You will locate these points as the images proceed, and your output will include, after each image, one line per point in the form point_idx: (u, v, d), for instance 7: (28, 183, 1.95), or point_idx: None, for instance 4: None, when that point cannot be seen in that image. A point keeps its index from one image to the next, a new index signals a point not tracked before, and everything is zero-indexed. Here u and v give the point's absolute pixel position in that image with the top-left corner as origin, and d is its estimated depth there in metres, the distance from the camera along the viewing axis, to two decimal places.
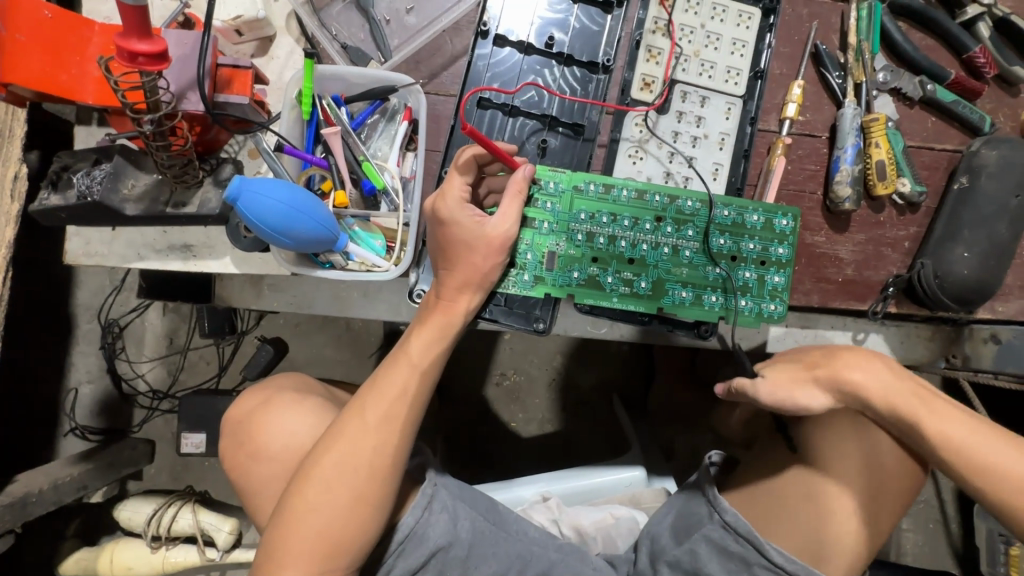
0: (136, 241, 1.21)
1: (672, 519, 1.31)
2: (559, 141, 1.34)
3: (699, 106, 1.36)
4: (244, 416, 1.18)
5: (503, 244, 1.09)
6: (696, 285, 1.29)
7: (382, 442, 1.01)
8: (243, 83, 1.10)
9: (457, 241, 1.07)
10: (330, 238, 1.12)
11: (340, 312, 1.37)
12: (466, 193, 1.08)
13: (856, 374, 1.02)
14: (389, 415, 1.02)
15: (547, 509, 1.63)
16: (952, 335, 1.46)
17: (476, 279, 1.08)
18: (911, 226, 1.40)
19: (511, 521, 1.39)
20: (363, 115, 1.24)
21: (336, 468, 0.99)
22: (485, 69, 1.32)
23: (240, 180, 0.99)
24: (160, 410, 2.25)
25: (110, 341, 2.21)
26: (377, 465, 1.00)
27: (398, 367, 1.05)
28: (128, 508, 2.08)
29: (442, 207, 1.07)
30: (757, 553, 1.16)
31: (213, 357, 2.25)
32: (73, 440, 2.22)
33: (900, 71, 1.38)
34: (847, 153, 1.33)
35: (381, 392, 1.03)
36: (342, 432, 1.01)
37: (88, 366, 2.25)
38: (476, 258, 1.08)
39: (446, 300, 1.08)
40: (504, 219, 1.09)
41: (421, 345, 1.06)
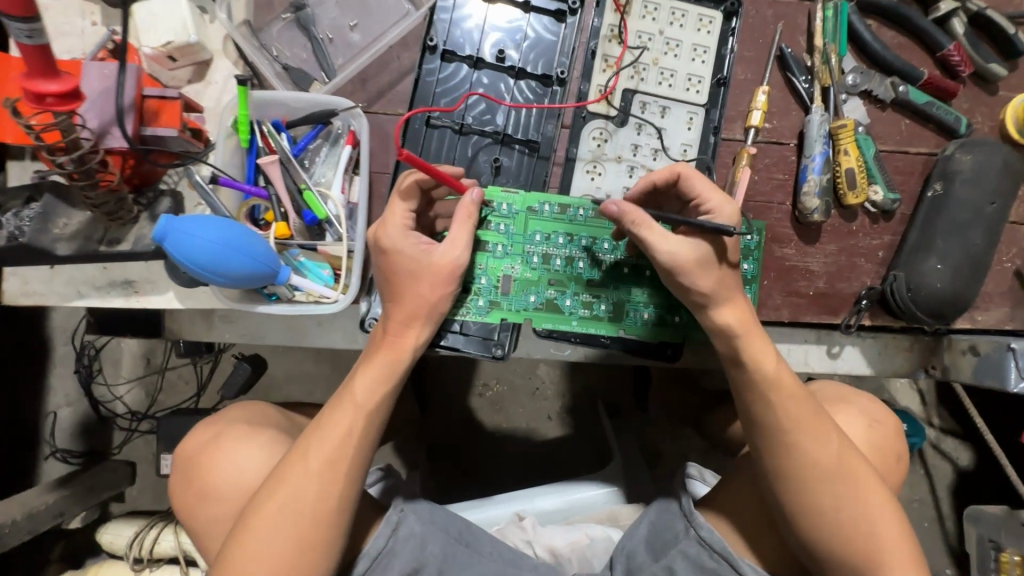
0: (76, 278, 1.17)
1: (648, 532, 1.25)
2: (514, 160, 1.29)
3: (659, 117, 1.31)
4: (195, 451, 1.14)
5: (453, 272, 1.02)
6: (658, 305, 1.25)
7: (326, 487, 0.97)
8: (172, 115, 1.06)
9: (402, 271, 1.01)
10: (270, 272, 1.08)
11: (295, 342, 1.32)
12: (409, 220, 1.02)
13: (800, 432, 1.02)
14: (333, 459, 0.98)
15: (522, 529, 1.57)
16: (931, 345, 1.40)
17: (423, 309, 1.02)
18: (885, 235, 1.34)
19: (484, 542, 1.29)
20: (305, 140, 1.19)
21: (277, 516, 0.95)
22: (434, 86, 1.27)
23: (167, 220, 0.97)
24: (139, 432, 2.20)
25: (85, 362, 2.14)
26: (322, 511, 0.96)
27: (342, 409, 1.00)
28: (110, 532, 1.98)
29: (383, 237, 1.01)
30: (731, 569, 1.13)
31: (191, 377, 2.22)
32: (54, 464, 2.17)
33: (870, 72, 1.32)
34: (815, 162, 1.28)
35: (324, 436, 0.98)
36: (284, 478, 0.97)
37: (65, 389, 2.18)
38: (422, 288, 1.01)
39: (392, 336, 1.02)
40: (454, 246, 1.02)
41: (366, 387, 1.01)
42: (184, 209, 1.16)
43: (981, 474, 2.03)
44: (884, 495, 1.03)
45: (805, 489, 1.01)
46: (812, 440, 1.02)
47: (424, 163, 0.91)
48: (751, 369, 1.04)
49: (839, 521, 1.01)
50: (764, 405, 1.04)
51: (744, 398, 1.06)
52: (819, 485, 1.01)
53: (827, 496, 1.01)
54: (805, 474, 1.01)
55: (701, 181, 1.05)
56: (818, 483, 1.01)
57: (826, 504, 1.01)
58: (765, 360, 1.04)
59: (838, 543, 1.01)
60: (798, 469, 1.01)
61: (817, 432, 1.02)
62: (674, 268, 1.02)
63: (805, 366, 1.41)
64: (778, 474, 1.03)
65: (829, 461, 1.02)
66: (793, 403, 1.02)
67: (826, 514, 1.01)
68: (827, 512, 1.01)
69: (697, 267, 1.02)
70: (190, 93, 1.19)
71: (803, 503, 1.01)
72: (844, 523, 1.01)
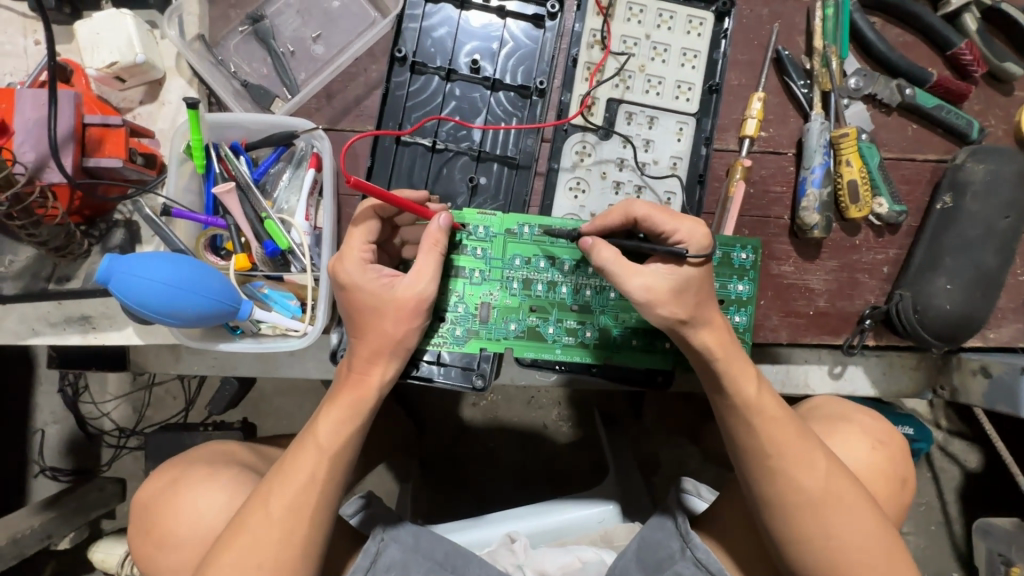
0: (28, 315, 1.10)
1: (637, 550, 1.17)
2: (492, 178, 1.21)
3: (646, 128, 1.23)
4: (152, 497, 1.11)
5: (418, 304, 0.98)
6: (646, 331, 1.16)
7: (287, 537, 0.91)
8: (117, 144, 1.00)
9: (365, 306, 0.98)
10: (229, 308, 1.00)
11: (265, 372, 1.26)
12: (367, 253, 1.00)
13: (785, 457, 0.95)
14: (294, 508, 0.92)
15: (512, 551, 1.34)
16: (939, 364, 1.32)
17: (388, 346, 0.98)
18: (890, 249, 1.26)
19: (473, 564, 1.17)
20: (266, 163, 1.13)
21: (235, 568, 0.90)
22: (404, 100, 1.18)
23: (110, 260, 0.90)
24: (129, 448, 1.93)
25: (69, 380, 1.90)
26: (284, 560, 0.91)
27: (305, 452, 0.95)
28: (101, 550, 1.77)
29: (341, 271, 0.99)
30: None
31: (179, 391, 1.94)
32: (44, 482, 1.95)
33: (874, 75, 1.22)
34: (815, 174, 1.19)
35: (286, 480, 0.94)
36: (243, 526, 0.92)
37: (53, 406, 1.97)
38: (386, 325, 0.97)
39: (356, 373, 0.99)
40: (419, 278, 0.98)
41: (329, 428, 0.96)
42: (139, 242, 1.08)
43: (988, 480, 1.93)
44: (879, 520, 0.96)
45: (792, 518, 0.95)
46: (798, 465, 0.95)
47: (375, 187, 0.84)
48: (731, 393, 0.98)
49: (830, 551, 0.94)
50: (747, 431, 0.97)
51: (727, 423, 0.99)
52: (807, 514, 0.94)
53: (815, 524, 0.94)
54: (792, 504, 0.94)
55: (658, 215, 0.97)
56: (807, 511, 0.94)
57: (815, 532, 0.94)
58: (752, 386, 0.98)
59: (831, 573, 0.94)
60: (785, 497, 0.94)
61: (802, 455, 0.95)
62: (652, 301, 0.94)
63: (806, 388, 1.33)
64: (766, 503, 0.96)
65: (817, 488, 0.95)
66: (775, 427, 0.96)
67: (816, 543, 0.94)
68: (818, 539, 0.94)
69: (673, 295, 0.94)
70: (142, 115, 1.12)
71: (791, 532, 0.95)
72: (836, 551, 0.94)
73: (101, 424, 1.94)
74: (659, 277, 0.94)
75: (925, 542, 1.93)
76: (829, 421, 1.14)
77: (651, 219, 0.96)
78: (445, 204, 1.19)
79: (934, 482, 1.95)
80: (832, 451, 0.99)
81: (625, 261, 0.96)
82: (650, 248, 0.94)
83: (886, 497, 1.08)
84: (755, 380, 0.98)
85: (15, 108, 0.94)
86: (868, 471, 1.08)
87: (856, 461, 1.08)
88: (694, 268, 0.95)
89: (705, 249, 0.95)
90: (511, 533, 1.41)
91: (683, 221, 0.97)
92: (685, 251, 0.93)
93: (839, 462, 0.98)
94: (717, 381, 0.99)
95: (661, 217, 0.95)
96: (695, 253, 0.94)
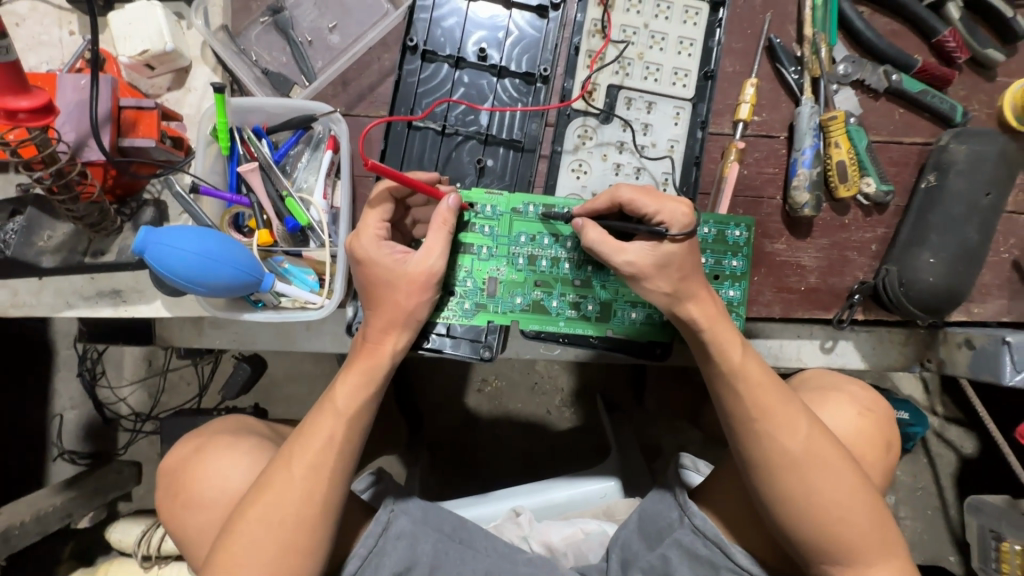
0: (63, 289, 1.16)
1: (639, 521, 1.25)
2: (499, 160, 1.27)
3: (645, 112, 1.29)
4: (178, 465, 1.18)
5: (428, 280, 1.04)
6: (646, 304, 1.22)
7: (308, 494, 0.98)
8: (149, 126, 1.07)
9: (380, 280, 1.04)
10: (253, 280, 1.07)
11: (285, 346, 1.33)
12: (382, 230, 1.06)
13: (770, 421, 1.01)
14: (314, 467, 0.99)
15: (517, 524, 1.40)
16: (927, 339, 1.38)
17: (401, 317, 1.04)
18: (878, 228, 1.32)
19: (479, 537, 1.24)
20: (286, 145, 1.20)
21: (261, 522, 0.97)
22: (415, 86, 1.25)
23: (146, 233, 0.96)
24: (144, 433, 1.98)
25: (88, 365, 1.95)
26: (306, 513, 0.98)
27: (323, 415, 1.02)
28: (119, 530, 1.78)
29: (358, 248, 1.05)
30: (724, 554, 1.15)
31: (194, 376, 2.00)
32: (63, 465, 1.99)
33: (862, 61, 1.29)
34: (805, 155, 1.25)
35: (306, 442, 1.00)
36: (268, 485, 0.99)
37: (71, 391, 2.02)
38: (400, 297, 1.04)
39: (371, 342, 1.05)
40: (429, 254, 1.04)
41: (346, 395, 1.03)
42: (167, 219, 1.15)
43: (986, 464, 1.98)
44: (858, 480, 1.02)
45: (777, 478, 1.00)
46: (782, 429, 1.01)
47: (391, 169, 0.90)
48: (719, 361, 1.04)
49: (812, 508, 1.00)
50: (736, 397, 1.03)
51: (716, 390, 1.06)
52: (791, 473, 1.00)
53: (798, 483, 1.00)
54: (776, 464, 1.00)
55: (642, 199, 1.01)
56: (790, 470, 1.00)
57: (798, 490, 1.00)
58: (741, 354, 1.04)
59: (813, 529, 1.00)
60: (770, 458, 1.00)
61: (787, 419, 1.01)
62: (635, 274, 1.02)
63: (799, 362, 1.38)
64: (754, 465, 1.02)
65: (800, 449, 1.01)
66: (761, 392, 1.02)
67: (799, 501, 1.00)
68: (801, 498, 1.00)
69: (656, 268, 1.01)
70: (170, 100, 1.19)
71: (776, 491, 1.00)
72: (818, 508, 1.00)
73: (118, 408, 1.99)
74: (642, 252, 1.01)
75: (921, 522, 1.98)
76: (817, 391, 1.20)
77: (636, 203, 1.02)
78: (454, 184, 1.26)
79: (931, 467, 2.01)
80: (815, 416, 1.05)
81: (611, 240, 1.03)
82: (633, 228, 1.01)
83: (872, 462, 1.13)
84: (742, 348, 1.04)
85: (57, 92, 1.03)
86: (854, 436, 1.14)
87: (842, 427, 1.14)
88: (677, 245, 1.01)
89: (687, 228, 1.01)
90: (515, 508, 1.48)
91: (666, 202, 1.02)
92: (667, 230, 1.00)
93: (821, 426, 1.04)
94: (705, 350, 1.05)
95: (646, 200, 1.01)
96: (678, 232, 1.00)
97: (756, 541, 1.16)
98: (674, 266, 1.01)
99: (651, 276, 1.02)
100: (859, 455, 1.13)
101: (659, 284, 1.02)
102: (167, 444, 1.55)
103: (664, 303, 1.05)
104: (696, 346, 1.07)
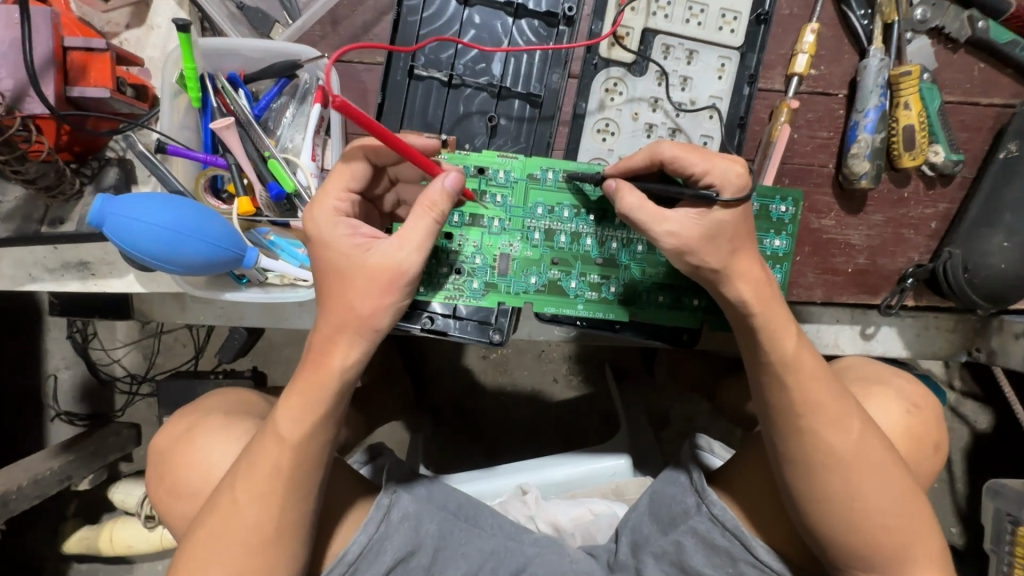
0: (25, 260, 1.05)
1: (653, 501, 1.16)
2: (513, 116, 1.11)
3: (684, 63, 1.11)
4: (170, 444, 1.09)
5: (391, 278, 0.78)
6: (673, 286, 1.09)
7: (258, 523, 0.83)
8: (102, 72, 0.90)
9: (332, 270, 0.81)
10: (232, 257, 0.93)
11: (275, 323, 1.22)
12: (343, 203, 0.84)
13: (817, 418, 0.89)
14: (261, 494, 0.83)
15: (523, 502, 1.31)
16: (977, 326, 1.26)
17: (352, 323, 0.79)
18: (940, 203, 1.17)
19: (485, 513, 1.14)
20: (267, 98, 1.03)
21: (210, 546, 0.84)
22: (417, 27, 1.07)
23: (104, 202, 0.83)
24: (141, 395, 1.82)
25: (77, 327, 1.76)
26: (255, 540, 0.83)
27: (268, 441, 0.83)
28: (121, 490, 1.70)
29: (311, 223, 0.83)
30: (742, 547, 1.04)
31: (188, 338, 1.83)
32: (60, 426, 1.84)
33: (943, 4, 1.09)
34: (868, 118, 1.08)
35: (251, 468, 0.83)
36: (216, 507, 0.85)
37: (65, 350, 1.84)
38: (352, 296, 0.78)
39: (315, 354, 0.81)
40: (399, 243, 0.78)
41: (288, 418, 0.81)
42: (135, 181, 1.01)
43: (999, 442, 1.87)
44: (911, 486, 0.92)
45: (818, 481, 0.90)
46: (831, 429, 0.89)
47: (373, 118, 0.68)
48: (770, 351, 0.90)
49: (853, 516, 0.90)
50: (780, 391, 0.91)
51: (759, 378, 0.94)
52: (836, 473, 0.90)
53: (841, 487, 0.89)
54: (821, 466, 0.89)
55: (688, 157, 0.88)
56: (832, 475, 0.90)
57: (840, 494, 0.90)
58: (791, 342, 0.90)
59: (853, 538, 0.91)
60: (816, 459, 0.89)
61: (838, 417, 0.90)
62: (680, 247, 0.87)
63: (835, 348, 1.27)
64: (792, 464, 0.91)
65: (848, 452, 0.90)
66: (813, 387, 0.89)
67: (841, 505, 0.90)
68: (842, 502, 0.90)
69: (704, 250, 0.87)
70: (130, 40, 1.02)
71: (817, 498, 0.90)
72: (857, 514, 0.90)
73: (112, 370, 1.82)
74: (687, 220, 0.87)
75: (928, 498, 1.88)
76: (862, 383, 1.09)
77: (682, 158, 0.89)
78: (463, 146, 1.10)
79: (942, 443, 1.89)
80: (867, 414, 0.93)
81: (652, 205, 0.88)
82: (678, 190, 0.86)
83: (913, 462, 1.03)
84: (797, 336, 0.90)
85: None
86: (899, 433, 1.03)
87: (889, 426, 1.03)
88: (724, 211, 0.87)
89: (741, 193, 0.87)
90: (522, 484, 1.38)
91: (719, 161, 0.88)
92: (716, 194, 0.86)
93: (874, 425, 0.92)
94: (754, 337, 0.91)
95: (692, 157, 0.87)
96: (729, 197, 0.86)
97: (779, 536, 1.04)
98: (724, 236, 0.87)
99: (695, 253, 0.87)
100: (902, 453, 1.03)
101: (704, 260, 0.87)
102: (160, 416, 1.47)
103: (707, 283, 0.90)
104: (740, 328, 0.93)
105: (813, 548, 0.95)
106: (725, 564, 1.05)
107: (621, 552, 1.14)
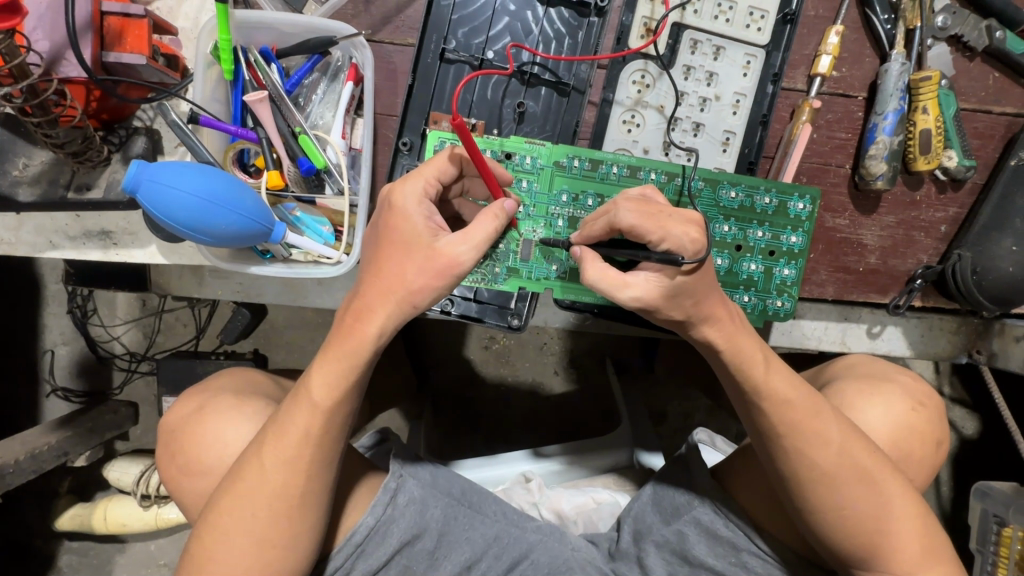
0: (46, 227, 1.05)
1: (653, 508, 1.09)
2: (541, 103, 1.12)
3: (711, 59, 1.14)
4: (178, 424, 1.04)
5: (448, 268, 0.78)
6: None
7: (284, 487, 0.84)
8: (139, 39, 0.91)
9: (396, 240, 0.80)
10: (264, 231, 0.94)
11: (294, 300, 1.26)
12: (433, 187, 0.82)
13: (833, 426, 0.88)
14: (290, 463, 0.83)
15: (527, 490, 1.30)
16: (979, 329, 1.30)
17: (398, 293, 0.79)
18: (951, 207, 1.20)
19: (490, 500, 1.09)
20: (299, 74, 1.04)
21: (235, 514, 0.84)
22: (450, 11, 1.08)
23: (140, 168, 0.82)
24: (141, 373, 1.74)
25: (77, 302, 1.69)
26: (281, 507, 0.84)
27: (299, 408, 0.83)
28: (117, 468, 1.66)
29: (395, 192, 0.82)
30: (747, 539, 1.01)
31: (190, 318, 1.75)
32: (56, 402, 1.75)
33: (963, 14, 1.12)
34: (888, 120, 1.11)
35: (280, 435, 0.83)
36: (242, 474, 0.85)
37: (63, 325, 1.76)
38: (407, 268, 0.78)
39: (351, 321, 0.81)
40: (464, 238, 0.77)
41: (323, 385, 0.82)
42: (162, 152, 1.03)
43: (987, 448, 1.78)
44: (904, 486, 0.91)
45: (842, 489, 0.88)
46: (815, 447, 0.86)
47: (473, 138, 0.74)
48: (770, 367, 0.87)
49: (843, 521, 0.88)
50: (763, 418, 0.87)
51: (743, 409, 0.90)
52: (823, 490, 0.87)
53: (863, 494, 0.88)
54: (844, 475, 0.88)
55: (641, 218, 0.77)
56: (821, 487, 0.87)
57: (864, 501, 0.88)
58: (785, 376, 0.87)
59: (844, 543, 0.89)
60: (836, 467, 0.87)
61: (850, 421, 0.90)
62: None
63: (841, 346, 1.31)
64: (814, 482, 0.87)
65: (863, 458, 0.89)
66: (790, 410, 0.86)
67: (865, 515, 0.88)
68: (866, 508, 0.88)
69: None
70: (162, 9, 1.03)
71: (843, 509, 0.88)
72: (880, 517, 0.89)
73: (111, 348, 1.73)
74: (651, 285, 0.79)
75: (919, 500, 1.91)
76: (869, 380, 1.09)
77: (638, 228, 0.77)
78: (491, 131, 1.11)
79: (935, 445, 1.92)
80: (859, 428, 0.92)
81: (612, 273, 0.80)
82: (638, 258, 0.77)
83: (921, 459, 1.05)
84: (766, 362, 0.86)
85: None
86: (907, 432, 1.04)
87: (899, 422, 1.04)
88: (688, 276, 0.78)
89: (700, 253, 0.77)
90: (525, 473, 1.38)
91: (673, 221, 0.77)
92: (681, 257, 0.75)
93: (858, 432, 0.90)
94: (727, 372, 0.88)
95: (650, 221, 0.77)
96: (689, 259, 0.76)
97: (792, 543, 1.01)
98: (688, 295, 0.80)
99: (662, 310, 0.81)
100: (912, 451, 1.05)
101: (669, 316, 0.82)
102: (164, 392, 1.45)
103: (674, 325, 0.86)
104: (716, 366, 0.90)
105: (818, 547, 0.93)
106: (728, 554, 1.02)
107: (623, 540, 1.11)
